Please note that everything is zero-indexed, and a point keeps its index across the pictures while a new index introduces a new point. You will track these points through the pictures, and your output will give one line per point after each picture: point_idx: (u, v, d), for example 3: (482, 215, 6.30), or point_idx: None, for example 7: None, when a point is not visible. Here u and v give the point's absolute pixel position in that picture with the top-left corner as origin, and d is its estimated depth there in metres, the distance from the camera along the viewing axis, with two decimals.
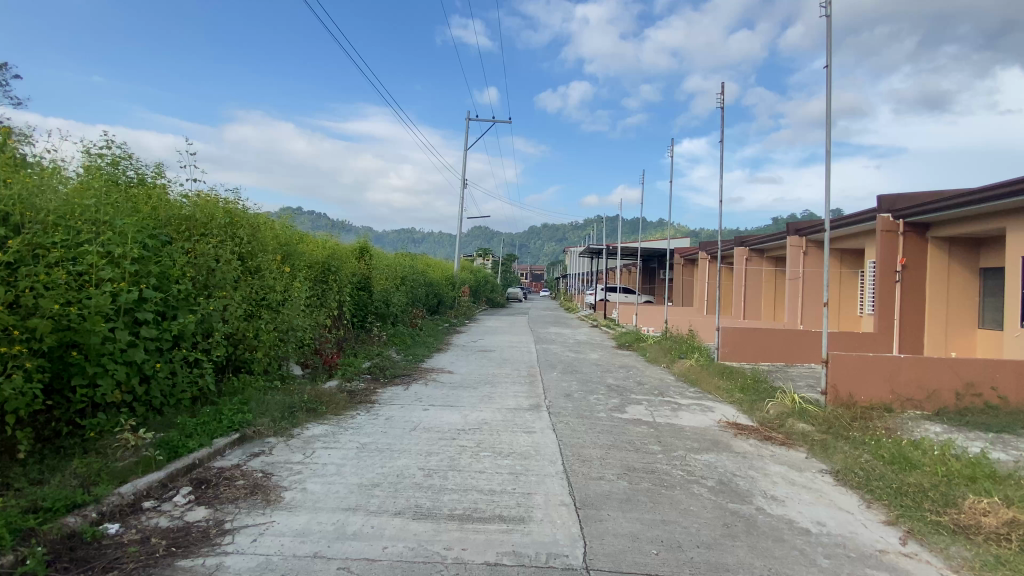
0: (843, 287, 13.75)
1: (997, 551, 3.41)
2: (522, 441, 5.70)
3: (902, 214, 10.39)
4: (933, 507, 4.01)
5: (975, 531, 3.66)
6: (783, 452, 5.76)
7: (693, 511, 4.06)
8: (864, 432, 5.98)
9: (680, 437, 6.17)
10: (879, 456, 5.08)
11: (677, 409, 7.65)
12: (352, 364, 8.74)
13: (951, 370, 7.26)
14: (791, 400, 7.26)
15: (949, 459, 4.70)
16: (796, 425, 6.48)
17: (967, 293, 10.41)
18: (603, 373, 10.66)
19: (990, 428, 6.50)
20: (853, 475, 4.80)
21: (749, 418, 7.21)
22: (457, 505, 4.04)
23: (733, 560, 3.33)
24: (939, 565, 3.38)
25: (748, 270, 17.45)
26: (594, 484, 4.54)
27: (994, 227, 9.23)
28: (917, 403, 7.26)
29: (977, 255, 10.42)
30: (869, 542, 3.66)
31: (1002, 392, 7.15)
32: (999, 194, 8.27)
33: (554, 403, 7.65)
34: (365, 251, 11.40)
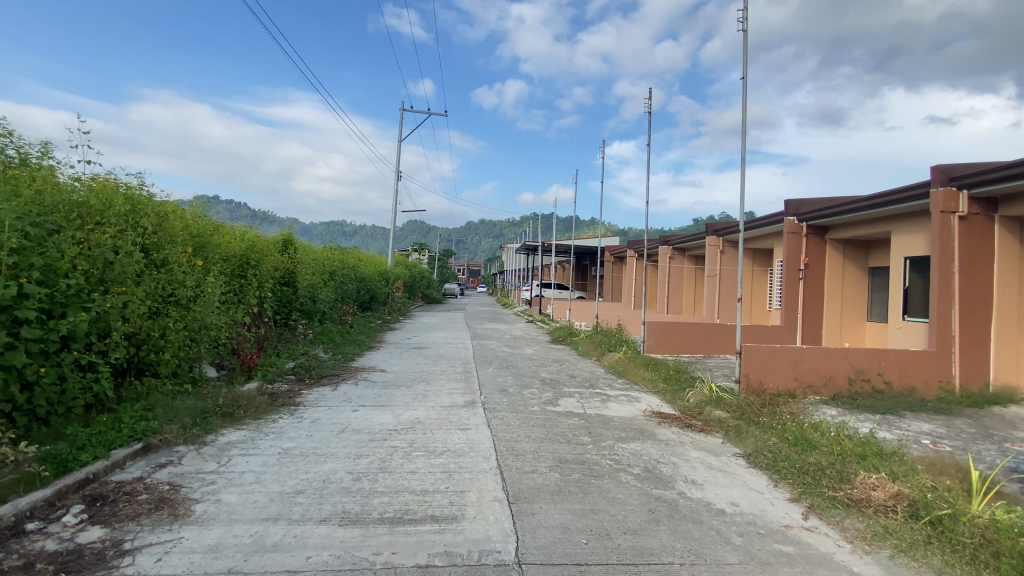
0: (755, 284, 14.89)
1: (884, 522, 3.83)
2: (456, 439, 5.67)
3: (806, 217, 11.42)
4: (830, 484, 4.44)
5: (867, 504, 4.08)
6: (702, 438, 6.14)
7: (620, 499, 4.23)
8: (771, 417, 6.52)
9: (609, 428, 6.42)
10: (785, 439, 5.55)
11: (607, 400, 7.95)
12: (273, 365, 8.25)
13: (845, 359, 8.08)
14: (709, 389, 7.79)
15: (843, 439, 5.23)
16: (713, 413, 6.96)
17: (859, 290, 11.62)
18: (536, 367, 10.86)
19: (877, 410, 7.33)
20: (762, 457, 5.22)
21: (672, 407, 7.65)
22: (387, 508, 3.94)
23: (657, 544, 3.50)
24: (837, 536, 3.75)
25: (672, 267, 18.45)
26: (527, 478, 4.61)
27: (880, 231, 10.37)
28: (817, 388, 8.02)
29: (867, 256, 11.66)
30: (776, 519, 4.00)
31: (887, 377, 8.04)
32: (887, 201, 9.30)
33: (489, 399, 7.68)
34: (290, 244, 10.76)
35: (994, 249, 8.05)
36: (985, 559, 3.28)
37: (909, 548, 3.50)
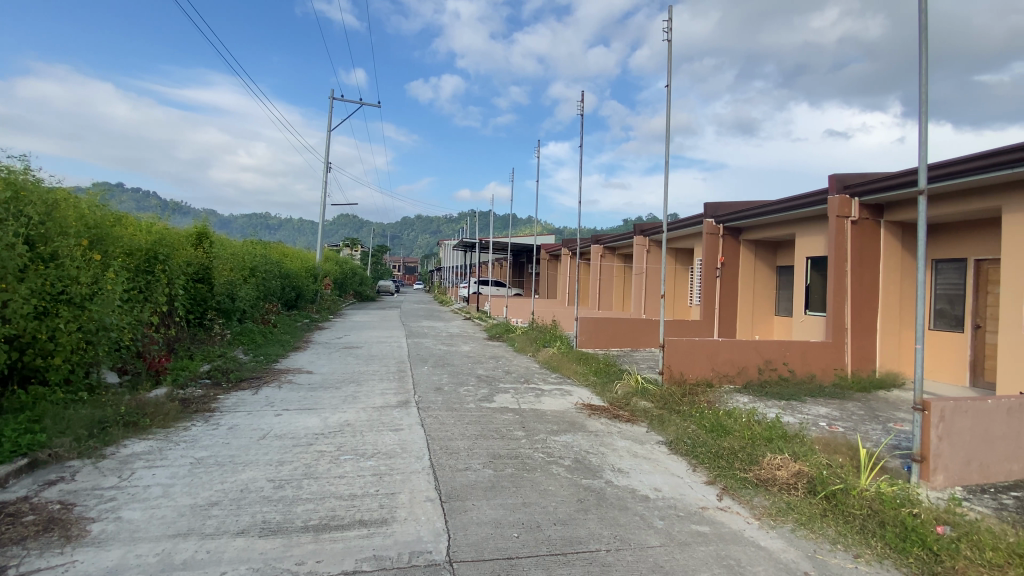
0: (678, 281, 15.78)
1: (788, 499, 4.21)
2: (388, 440, 5.54)
3: (722, 220, 12.26)
4: (741, 466, 4.81)
5: (772, 483, 4.45)
6: (629, 428, 6.43)
7: (551, 491, 4.34)
8: (690, 405, 6.95)
9: (542, 421, 6.55)
10: (703, 426, 5.94)
11: (540, 395, 8.10)
12: (185, 368, 7.63)
13: (755, 350, 8.78)
14: (636, 381, 8.18)
15: (753, 424, 5.67)
16: (639, 404, 7.30)
17: (768, 287, 12.64)
18: (472, 365, 10.84)
19: (783, 396, 8.02)
20: (683, 444, 5.55)
21: (602, 399, 7.94)
22: (312, 515, 3.78)
23: (585, 533, 3.63)
24: (747, 514, 4.08)
25: (603, 265, 19.12)
26: (460, 475, 4.60)
27: (786, 233, 11.34)
28: (731, 377, 8.64)
29: (775, 256, 12.70)
30: (695, 501, 4.27)
31: (791, 366, 8.82)
32: (793, 206, 10.18)
33: (423, 398, 7.57)
34: (205, 237, 9.97)
35: (880, 251, 9.06)
36: (870, 527, 3.68)
37: (808, 521, 3.87)
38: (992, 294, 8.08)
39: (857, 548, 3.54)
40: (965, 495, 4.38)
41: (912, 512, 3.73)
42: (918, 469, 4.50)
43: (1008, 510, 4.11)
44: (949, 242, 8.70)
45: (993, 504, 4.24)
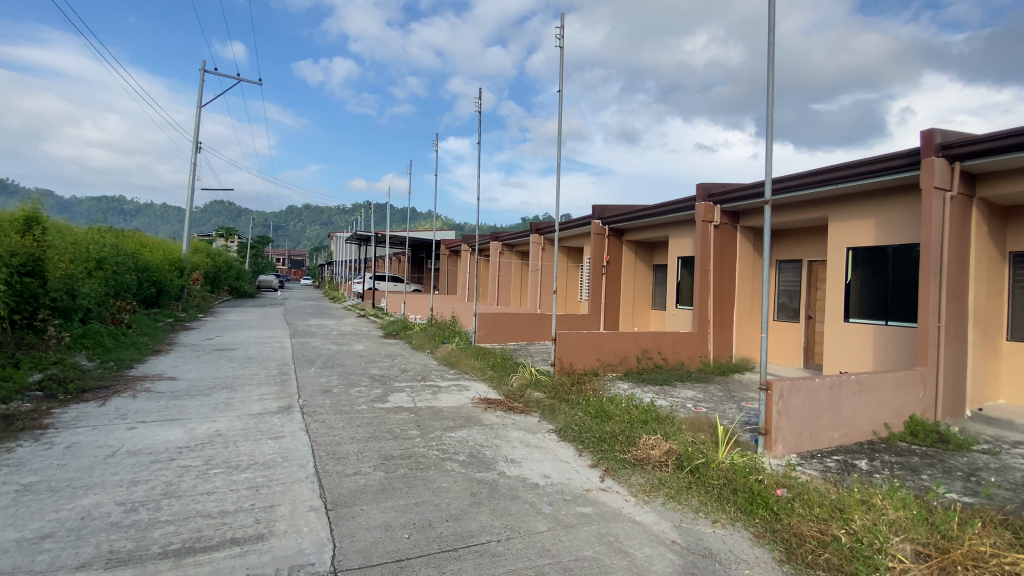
0: (569, 277, 16.59)
1: (660, 475, 4.65)
2: (267, 449, 5.14)
3: (608, 221, 13.12)
4: (621, 448, 5.22)
5: (647, 462, 4.90)
6: (522, 419, 6.66)
7: (444, 487, 4.34)
8: (578, 393, 7.38)
9: (437, 418, 6.52)
10: (588, 413, 6.34)
11: (436, 391, 8.04)
12: (7, 379, 6.36)
13: (635, 341, 9.58)
14: (530, 373, 8.53)
15: (632, 408, 6.18)
16: (532, 395, 7.58)
17: (647, 283, 13.80)
18: (364, 364, 10.42)
19: (657, 382, 8.84)
20: (570, 431, 5.88)
21: (498, 392, 8.11)
22: (172, 539, 3.38)
23: (477, 526, 3.69)
24: (625, 492, 4.44)
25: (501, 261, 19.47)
26: (347, 481, 4.41)
27: (662, 234, 12.46)
28: (614, 366, 9.35)
29: (653, 255, 13.90)
30: (580, 484, 4.55)
31: (664, 354, 9.76)
32: (668, 210, 11.21)
33: (309, 401, 7.12)
34: (35, 222, 8.37)
35: (736, 252, 10.33)
36: (725, 494, 4.21)
37: (675, 493, 4.32)
38: (820, 290, 9.63)
39: (715, 514, 4.02)
40: (799, 460, 5.21)
41: (758, 479, 4.33)
42: (764, 441, 5.25)
43: (829, 470, 4.95)
44: (789, 245, 10.20)
45: (819, 466, 5.09)
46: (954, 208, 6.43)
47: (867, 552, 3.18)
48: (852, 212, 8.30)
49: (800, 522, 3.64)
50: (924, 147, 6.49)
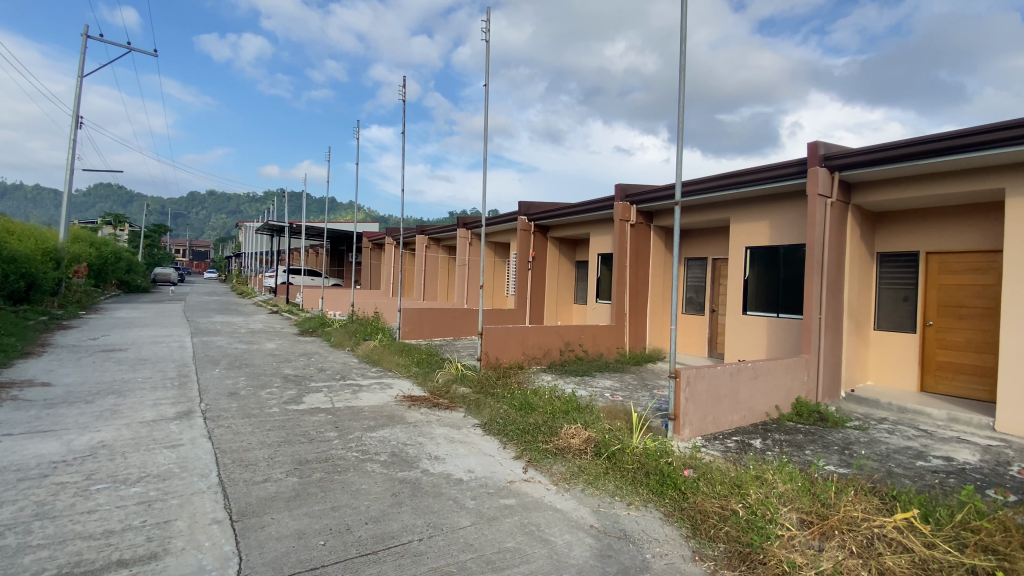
0: (495, 272, 16.68)
1: (580, 462, 4.84)
2: (162, 460, 4.67)
3: (532, 217, 13.35)
4: (544, 438, 5.35)
5: (568, 450, 5.08)
6: (447, 415, 6.62)
7: (363, 489, 4.21)
8: (503, 387, 7.47)
9: (358, 418, 6.30)
10: (513, 406, 6.43)
11: (357, 390, 7.76)
12: None
13: (557, 334, 9.93)
14: (455, 369, 8.49)
15: (555, 400, 6.36)
16: (458, 390, 7.55)
17: (570, 278, 14.22)
18: (278, 364, 9.80)
19: (578, 372, 9.19)
20: (495, 424, 5.94)
21: (422, 388, 7.99)
22: (44, 566, 2.98)
23: (398, 526, 3.62)
24: (547, 481, 4.57)
25: (426, 255, 19.14)
26: (256, 489, 4.14)
27: (584, 231, 12.90)
28: (538, 359, 9.66)
29: (575, 251, 14.35)
30: (503, 477, 4.62)
31: (585, 346, 10.16)
32: (589, 208, 11.61)
33: (213, 406, 6.57)
34: None
35: (650, 249, 10.95)
36: (639, 477, 4.47)
37: (593, 480, 4.51)
38: (723, 285, 10.47)
39: (630, 497, 4.26)
40: (704, 442, 5.65)
41: (668, 461, 4.64)
42: (672, 426, 5.64)
43: (729, 450, 5.43)
44: (697, 244, 10.98)
45: (720, 447, 5.55)
46: (833, 213, 7.24)
47: (761, 523, 3.51)
48: (751, 215, 9.10)
49: (704, 499, 3.95)
50: (810, 157, 7.25)
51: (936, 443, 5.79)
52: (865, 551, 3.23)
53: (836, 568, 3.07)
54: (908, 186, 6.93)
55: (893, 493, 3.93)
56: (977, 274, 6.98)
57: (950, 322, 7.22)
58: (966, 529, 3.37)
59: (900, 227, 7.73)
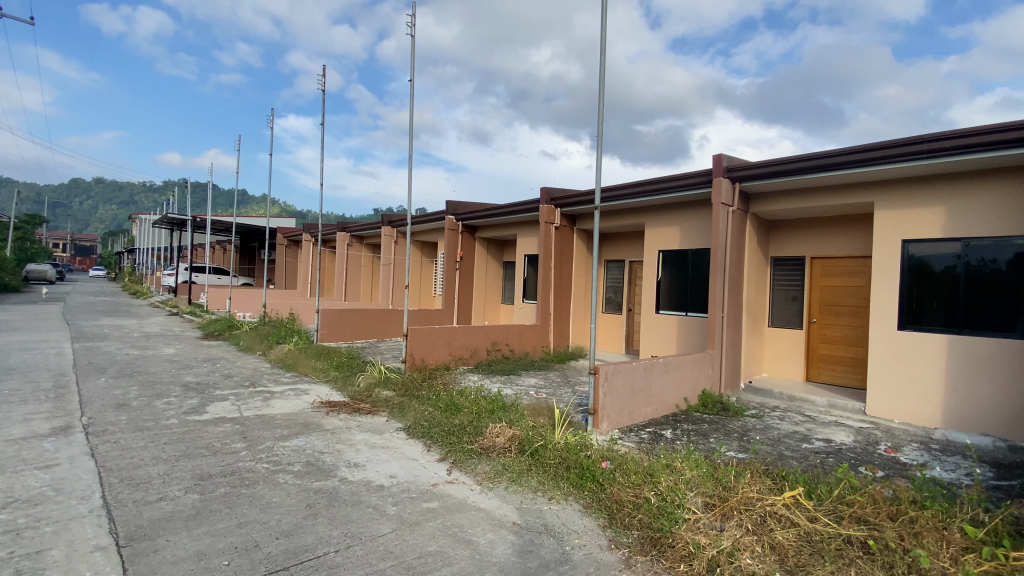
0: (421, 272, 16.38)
1: (504, 460, 4.89)
2: (33, 483, 4.09)
3: (459, 217, 13.27)
4: (469, 439, 5.34)
5: (492, 449, 5.11)
6: (369, 420, 6.40)
7: (274, 502, 3.96)
8: (428, 389, 7.35)
9: (269, 427, 5.91)
10: (437, 407, 6.36)
11: (269, 398, 7.27)
12: None
13: (484, 334, 9.96)
14: (378, 372, 8.24)
15: (480, 400, 6.37)
16: (380, 394, 7.32)
17: (497, 278, 14.30)
18: (177, 371, 8.95)
19: (505, 371, 9.28)
20: (418, 427, 5.83)
21: (342, 393, 7.66)
22: None
23: (312, 539, 3.45)
24: (471, 481, 4.57)
25: (347, 254, 18.38)
26: (149, 510, 3.75)
27: (510, 232, 13.04)
28: (465, 359, 9.63)
29: (501, 252, 14.46)
30: (426, 480, 4.55)
31: (511, 346, 10.29)
32: (515, 209, 11.74)
33: (97, 419, 5.85)
34: None
35: (573, 251, 11.31)
36: (560, 472, 4.60)
37: (516, 477, 4.57)
38: (639, 286, 11.07)
39: (551, 491, 4.37)
40: (621, 434, 5.94)
41: (588, 454, 4.82)
42: (592, 420, 5.88)
43: (643, 441, 5.75)
44: (616, 246, 11.50)
45: (635, 438, 5.86)
46: (734, 220, 7.91)
47: (671, 508, 3.75)
48: (664, 220, 9.69)
49: (620, 489, 4.15)
50: (715, 168, 7.85)
51: (818, 426, 6.53)
52: (759, 527, 3.56)
53: (735, 545, 3.34)
54: (796, 197, 7.73)
55: (783, 474, 4.36)
56: (853, 277, 7.92)
57: (831, 318, 8.15)
58: (842, 502, 3.84)
59: (790, 234, 8.60)
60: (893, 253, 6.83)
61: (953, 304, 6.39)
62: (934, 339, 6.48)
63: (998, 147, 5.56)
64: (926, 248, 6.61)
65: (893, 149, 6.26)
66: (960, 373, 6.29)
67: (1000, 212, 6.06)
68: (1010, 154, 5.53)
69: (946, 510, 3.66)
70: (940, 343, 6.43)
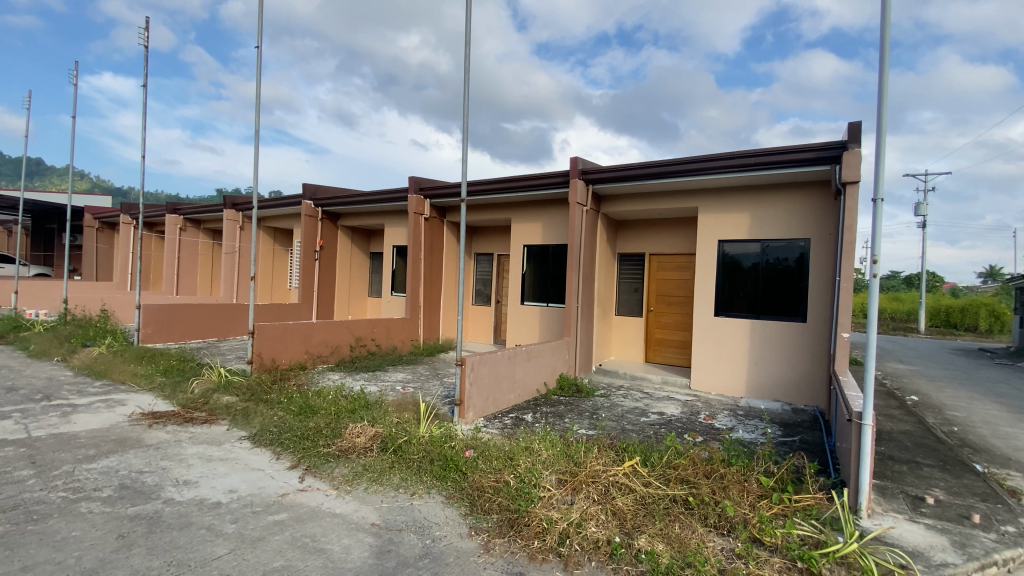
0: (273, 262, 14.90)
1: (364, 461, 4.69)
2: None
3: (318, 203, 12.31)
4: (325, 441, 5.02)
5: (351, 451, 4.87)
6: (204, 430, 5.64)
7: (73, 538, 3.28)
8: (278, 391, 6.71)
9: (69, 448, 4.87)
10: (290, 411, 5.84)
11: (69, 413, 5.99)
12: None
13: (346, 330, 9.46)
14: (218, 376, 7.30)
15: (339, 399, 6.01)
16: (220, 400, 6.49)
17: (361, 269, 13.61)
18: None
19: (369, 367, 8.92)
20: (266, 434, 5.31)
21: (170, 402, 6.62)
22: None
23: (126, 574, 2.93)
24: (326, 487, 4.30)
25: (180, 240, 15.93)
26: None
27: (376, 222, 12.50)
28: (324, 357, 9.03)
29: (367, 242, 13.80)
30: (273, 491, 4.17)
31: (377, 340, 9.92)
32: (381, 198, 11.26)
33: None
34: None
35: (441, 244, 11.24)
36: (423, 465, 4.58)
37: (376, 477, 4.43)
38: (505, 279, 11.43)
39: (414, 487, 4.32)
40: (485, 422, 6.09)
41: (451, 445, 4.87)
42: (457, 411, 5.94)
43: (506, 427, 5.97)
44: (483, 240, 11.72)
45: (498, 425, 6.05)
46: (587, 219, 8.57)
47: (528, 488, 3.97)
48: (528, 216, 10.13)
49: (481, 475, 4.27)
50: (572, 170, 8.41)
51: (654, 401, 7.44)
52: (603, 497, 3.93)
53: (582, 517, 3.65)
54: (639, 201, 8.64)
55: (624, 446, 4.88)
56: (682, 271, 9.13)
57: (665, 307, 9.30)
58: (669, 466, 4.43)
59: (634, 233, 9.60)
60: (713, 251, 8.04)
61: (754, 295, 7.75)
62: (740, 324, 7.80)
63: (788, 165, 6.84)
64: (737, 248, 7.90)
65: (714, 163, 7.33)
66: (759, 351, 7.66)
67: (788, 219, 7.49)
68: (796, 171, 6.85)
69: (746, 465, 4.44)
70: (745, 327, 7.76)
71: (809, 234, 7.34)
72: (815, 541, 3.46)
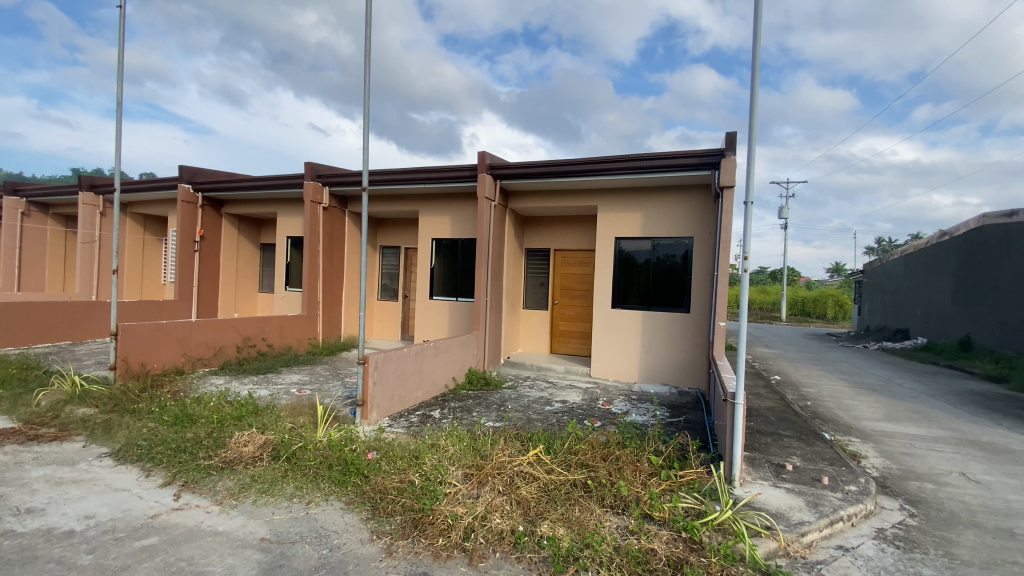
0: (143, 254, 13.16)
1: (252, 472, 4.31)
2: None
3: (198, 188, 11.05)
4: (206, 453, 4.54)
5: (237, 461, 4.45)
6: (53, 449, 4.84)
7: None
8: (149, 400, 5.95)
9: None
10: (163, 422, 5.21)
11: None
12: None
13: (232, 329, 8.63)
14: (71, 386, 6.29)
15: (223, 406, 5.48)
16: (74, 413, 5.60)
17: (250, 263, 12.49)
18: None
19: (260, 369, 8.23)
20: (134, 449, 4.68)
21: (6, 418, 5.59)
22: None
23: None
24: (207, 504, 3.89)
25: (20, 226, 13.46)
26: None
27: (268, 211, 11.54)
28: (206, 360, 8.16)
29: (257, 233, 12.69)
30: (141, 513, 3.69)
31: (268, 340, 9.17)
32: (273, 185, 10.40)
33: None
34: None
35: (342, 236, 10.67)
36: (321, 471, 4.33)
37: (268, 487, 4.10)
38: (411, 273, 11.16)
39: (310, 495, 4.06)
40: (389, 422, 5.90)
41: (352, 448, 4.65)
42: (360, 412, 5.69)
43: (412, 425, 5.83)
44: (387, 233, 11.33)
45: (403, 423, 5.89)
46: (494, 213, 8.61)
47: (433, 486, 3.92)
48: (435, 209, 9.96)
49: (384, 477, 4.14)
50: (479, 163, 8.39)
51: (558, 391, 7.71)
52: (508, 488, 4.00)
53: (487, 509, 3.69)
54: (543, 197, 8.87)
55: (528, 435, 5.01)
56: (583, 266, 9.55)
57: (568, 300, 9.68)
58: (570, 452, 4.62)
59: (539, 228, 9.86)
60: (610, 247, 8.50)
61: (647, 288, 8.33)
62: (635, 315, 8.34)
63: (676, 169, 7.42)
64: (632, 245, 8.43)
65: (611, 163, 7.73)
66: (651, 340, 8.26)
67: (676, 219, 8.14)
68: (682, 174, 7.45)
69: (639, 446, 4.76)
70: (639, 318, 8.32)
71: (693, 233, 8.04)
72: (697, 511, 3.82)
